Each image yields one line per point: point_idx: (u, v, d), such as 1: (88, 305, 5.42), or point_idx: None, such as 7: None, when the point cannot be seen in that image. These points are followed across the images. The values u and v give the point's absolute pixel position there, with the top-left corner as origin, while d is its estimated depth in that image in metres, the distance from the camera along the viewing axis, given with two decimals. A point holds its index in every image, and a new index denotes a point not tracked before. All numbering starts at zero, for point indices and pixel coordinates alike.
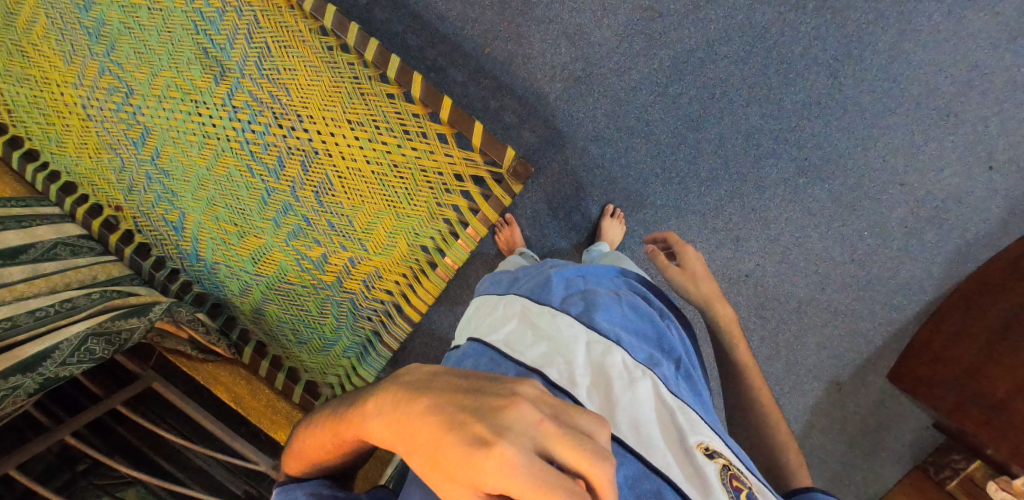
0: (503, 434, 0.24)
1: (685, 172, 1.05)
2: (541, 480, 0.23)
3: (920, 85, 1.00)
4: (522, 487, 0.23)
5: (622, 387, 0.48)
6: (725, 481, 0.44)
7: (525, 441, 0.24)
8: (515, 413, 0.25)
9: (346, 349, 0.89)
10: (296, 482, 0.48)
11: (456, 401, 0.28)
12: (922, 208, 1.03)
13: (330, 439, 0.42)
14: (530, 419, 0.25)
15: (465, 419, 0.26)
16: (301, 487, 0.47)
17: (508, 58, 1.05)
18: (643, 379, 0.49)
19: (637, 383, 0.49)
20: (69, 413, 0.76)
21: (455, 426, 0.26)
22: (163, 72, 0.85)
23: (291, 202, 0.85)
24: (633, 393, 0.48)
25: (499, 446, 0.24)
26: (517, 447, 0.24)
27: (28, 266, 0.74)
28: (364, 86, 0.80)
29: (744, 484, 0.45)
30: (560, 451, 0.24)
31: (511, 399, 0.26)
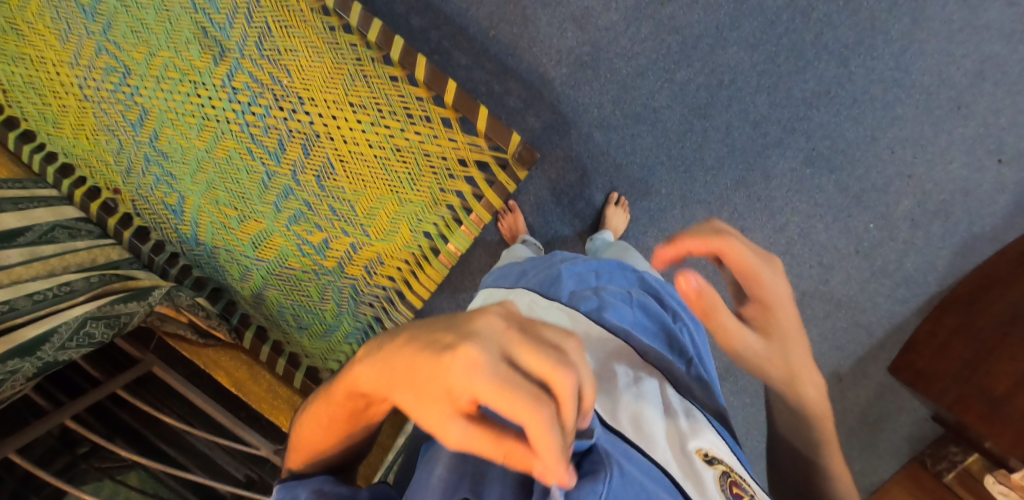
0: (468, 335, 0.22)
1: (691, 160, 1.03)
2: (505, 382, 0.21)
3: (933, 75, 0.98)
4: (484, 389, 0.21)
5: (629, 382, 0.47)
6: (725, 488, 0.40)
7: (493, 345, 0.22)
8: (483, 321, 0.23)
9: (347, 334, 0.89)
10: (297, 478, 0.47)
11: (429, 326, 0.26)
12: (929, 201, 1.02)
13: (323, 419, 0.40)
14: (499, 328, 0.23)
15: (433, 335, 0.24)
16: (302, 484, 0.46)
17: (513, 41, 1.03)
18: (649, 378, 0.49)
19: (643, 380, 0.48)
20: (69, 397, 0.76)
21: (422, 341, 0.24)
22: (161, 51, 0.83)
23: (292, 186, 0.84)
24: (638, 389, 0.46)
25: (463, 347, 0.22)
26: (483, 347, 0.22)
27: (26, 249, 0.72)
28: (367, 68, 0.78)
29: (747, 494, 0.41)
30: (526, 354, 0.22)
31: (481, 314, 0.24)
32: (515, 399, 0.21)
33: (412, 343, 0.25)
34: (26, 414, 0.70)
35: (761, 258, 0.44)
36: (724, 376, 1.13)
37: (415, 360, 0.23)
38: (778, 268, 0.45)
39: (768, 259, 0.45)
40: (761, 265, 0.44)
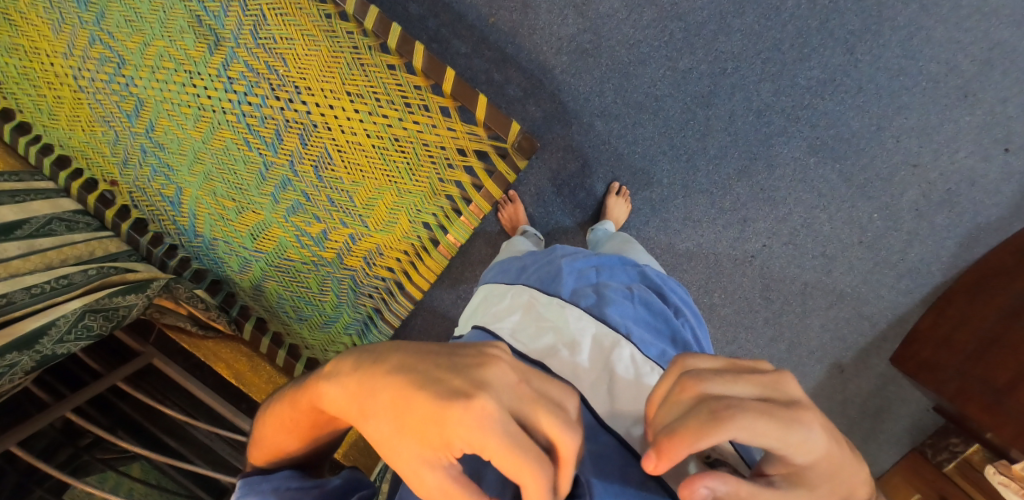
0: (483, 391, 0.27)
1: (693, 149, 1.02)
2: (513, 441, 0.26)
3: (940, 62, 0.96)
4: (494, 447, 0.26)
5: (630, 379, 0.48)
6: None
7: (505, 406, 0.27)
8: (494, 373, 0.29)
9: (347, 326, 0.89)
10: (262, 475, 0.50)
11: (434, 365, 0.31)
12: (934, 191, 1.00)
13: (291, 419, 0.42)
14: (510, 386, 0.29)
15: (443, 380, 0.29)
16: (268, 480, 0.49)
17: (513, 29, 1.01)
18: (651, 373, 0.50)
19: (644, 377, 0.49)
20: (70, 389, 0.76)
21: (432, 386, 0.28)
22: (156, 41, 0.82)
23: (290, 176, 0.83)
24: (639, 388, 0.48)
25: (478, 399, 0.27)
26: (497, 406, 0.27)
27: (24, 242, 0.72)
28: (364, 57, 0.77)
29: None
30: (534, 414, 0.28)
31: (491, 363, 0.30)
32: (520, 462, 0.26)
33: (417, 381, 0.29)
34: (28, 407, 0.70)
35: (782, 426, 0.28)
36: None
37: (423, 402, 0.28)
38: (807, 413, 0.29)
39: (785, 405, 0.29)
40: (783, 437, 0.28)
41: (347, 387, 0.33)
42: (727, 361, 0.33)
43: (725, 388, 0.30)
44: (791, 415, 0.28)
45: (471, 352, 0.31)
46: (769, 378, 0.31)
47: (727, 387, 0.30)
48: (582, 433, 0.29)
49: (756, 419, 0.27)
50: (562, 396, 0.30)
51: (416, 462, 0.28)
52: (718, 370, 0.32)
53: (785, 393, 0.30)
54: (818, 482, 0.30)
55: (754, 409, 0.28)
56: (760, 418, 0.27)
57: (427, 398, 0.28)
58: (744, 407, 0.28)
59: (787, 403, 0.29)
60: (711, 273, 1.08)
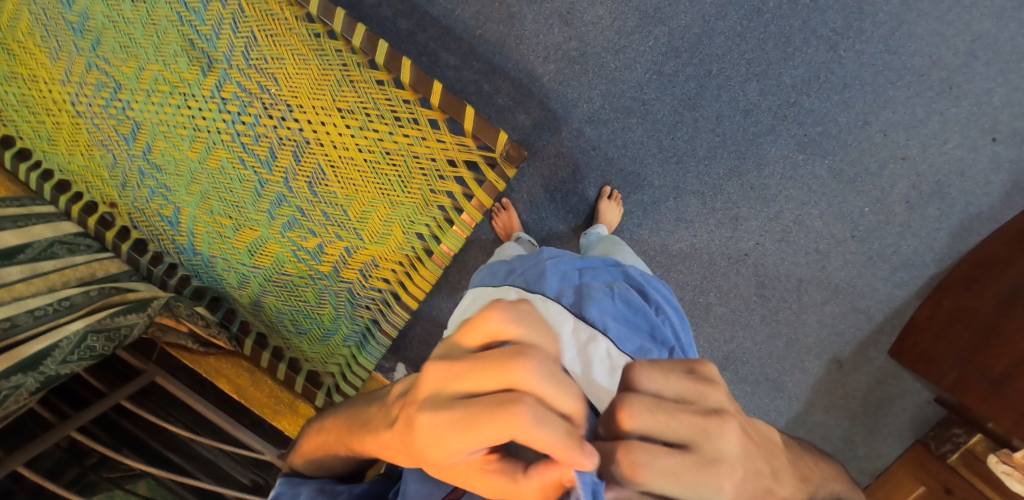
0: (432, 412, 0.29)
1: (683, 151, 1.03)
2: (470, 426, 0.26)
3: (922, 56, 0.97)
4: (467, 443, 0.27)
5: (604, 375, 0.48)
6: None
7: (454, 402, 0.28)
8: (433, 382, 0.30)
9: (345, 338, 0.90)
10: (301, 478, 0.55)
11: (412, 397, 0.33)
12: (924, 183, 1.01)
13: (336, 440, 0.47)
14: (449, 373, 0.29)
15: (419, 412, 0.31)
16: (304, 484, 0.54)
17: (500, 40, 1.03)
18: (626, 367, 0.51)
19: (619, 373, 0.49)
20: (75, 409, 0.77)
21: (411, 430, 0.31)
22: (150, 66, 0.84)
23: (285, 193, 0.85)
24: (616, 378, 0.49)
25: (432, 422, 0.29)
26: (448, 408, 0.28)
27: (26, 266, 0.74)
28: (353, 74, 0.78)
29: None
30: (472, 379, 0.28)
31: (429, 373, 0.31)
32: (489, 430, 0.25)
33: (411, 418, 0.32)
34: (34, 427, 0.71)
35: (692, 496, 0.25)
36: (724, 365, 1.13)
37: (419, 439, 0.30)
38: (725, 476, 0.26)
39: (711, 466, 0.25)
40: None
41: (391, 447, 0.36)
42: (686, 386, 0.28)
43: (655, 432, 0.25)
44: (711, 487, 0.25)
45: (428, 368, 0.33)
46: (713, 434, 0.26)
47: (658, 434, 0.25)
48: (525, 359, 0.26)
49: (669, 481, 0.24)
50: (490, 337, 0.28)
51: (473, 474, 0.30)
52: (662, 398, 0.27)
53: (720, 454, 0.26)
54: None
55: (672, 479, 0.24)
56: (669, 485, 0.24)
57: (416, 445, 0.31)
58: (661, 469, 0.24)
59: (716, 467, 0.26)
60: (706, 273, 1.09)
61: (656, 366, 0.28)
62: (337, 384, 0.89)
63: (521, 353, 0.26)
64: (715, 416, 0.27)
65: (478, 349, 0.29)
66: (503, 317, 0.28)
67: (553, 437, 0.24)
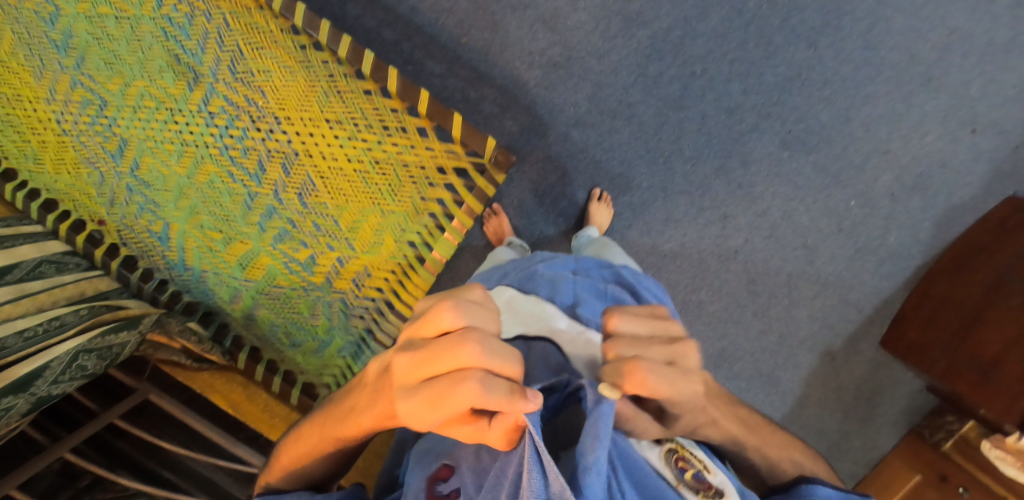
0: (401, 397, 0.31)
1: (669, 151, 1.04)
2: (429, 402, 0.28)
3: (900, 52, 0.99)
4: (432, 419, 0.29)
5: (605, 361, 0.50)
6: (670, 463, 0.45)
7: (414, 383, 0.30)
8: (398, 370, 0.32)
9: (339, 349, 0.90)
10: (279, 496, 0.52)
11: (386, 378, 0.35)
12: (906, 176, 1.03)
13: (314, 438, 0.48)
14: (405, 358, 0.31)
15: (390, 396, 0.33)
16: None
17: (485, 46, 1.04)
18: None
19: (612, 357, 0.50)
20: (67, 430, 0.77)
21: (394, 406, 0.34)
22: (136, 82, 0.84)
23: (275, 205, 0.84)
24: None
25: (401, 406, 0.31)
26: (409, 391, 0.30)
27: (14, 287, 0.72)
28: (340, 84, 0.79)
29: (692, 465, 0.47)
30: (426, 364, 0.29)
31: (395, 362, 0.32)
32: (444, 405, 0.27)
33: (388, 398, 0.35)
34: (24, 451, 0.71)
35: (679, 387, 0.35)
36: (718, 362, 1.14)
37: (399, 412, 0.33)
38: (692, 373, 0.37)
39: (682, 368, 0.37)
40: (677, 395, 0.36)
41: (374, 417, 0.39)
42: (659, 321, 0.38)
43: (643, 352, 0.35)
44: (687, 378, 0.36)
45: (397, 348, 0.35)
46: (683, 346, 0.37)
47: (649, 352, 0.35)
48: (467, 341, 0.27)
49: (666, 381, 0.34)
50: (440, 327, 0.29)
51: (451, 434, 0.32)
52: (642, 333, 0.37)
53: (688, 362, 0.37)
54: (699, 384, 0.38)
55: (667, 376, 0.34)
56: (667, 382, 0.34)
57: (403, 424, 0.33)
58: (660, 372, 0.34)
59: (686, 369, 0.37)
60: (697, 271, 1.10)
61: (631, 312, 0.37)
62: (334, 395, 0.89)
63: (465, 336, 0.28)
64: (681, 337, 0.38)
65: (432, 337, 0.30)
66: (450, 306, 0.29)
67: (500, 396, 0.26)
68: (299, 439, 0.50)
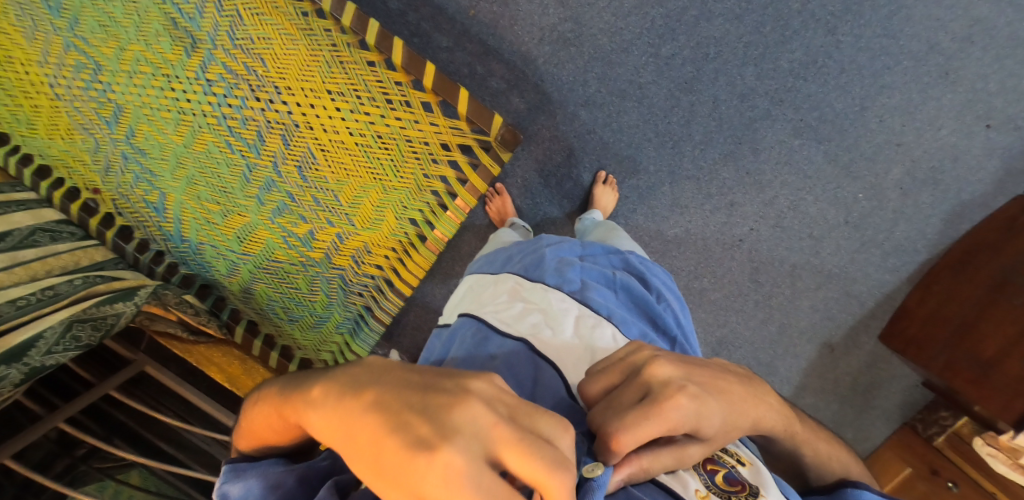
0: (359, 392, 0.28)
1: (678, 136, 1.02)
2: (390, 434, 0.24)
3: (920, 41, 0.96)
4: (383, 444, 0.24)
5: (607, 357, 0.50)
6: (698, 466, 0.44)
7: (496, 410, 0.25)
8: (373, 384, 0.28)
9: (338, 325, 0.89)
10: (248, 462, 0.45)
11: (417, 372, 0.29)
12: (917, 169, 1.01)
13: (275, 416, 0.38)
14: (396, 384, 0.28)
15: (419, 393, 0.26)
16: (254, 467, 0.44)
17: (494, 20, 1.00)
18: None
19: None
20: (63, 399, 0.76)
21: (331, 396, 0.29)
22: (132, 45, 0.81)
23: (274, 178, 0.83)
24: None
25: (356, 398, 0.27)
26: (486, 409, 0.25)
27: (7, 255, 0.71)
28: (343, 54, 0.76)
29: (721, 463, 0.45)
30: (416, 400, 0.26)
31: (384, 374, 0.29)
32: (407, 449, 0.23)
33: (402, 387, 0.27)
34: (21, 418, 0.70)
35: (657, 417, 0.34)
36: (717, 349, 1.14)
37: (406, 411, 0.25)
38: (674, 391, 0.36)
39: (661, 392, 0.36)
40: (664, 426, 0.35)
41: (325, 411, 0.29)
42: (619, 366, 0.40)
43: (619, 412, 0.36)
44: (662, 398, 0.35)
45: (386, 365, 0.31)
46: (644, 371, 0.37)
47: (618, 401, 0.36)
48: (477, 416, 0.24)
49: (636, 417, 0.34)
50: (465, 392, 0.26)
51: (389, 477, 0.23)
52: (614, 385, 0.39)
53: (660, 379, 0.37)
54: (694, 389, 0.37)
55: (636, 413, 0.35)
56: (640, 420, 0.34)
57: (323, 416, 0.29)
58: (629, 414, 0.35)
59: (662, 389, 0.36)
60: (701, 259, 1.09)
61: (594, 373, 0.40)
62: None
63: (479, 414, 0.24)
64: (645, 362, 0.38)
65: (434, 388, 0.27)
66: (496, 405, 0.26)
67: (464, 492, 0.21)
68: (261, 412, 0.41)
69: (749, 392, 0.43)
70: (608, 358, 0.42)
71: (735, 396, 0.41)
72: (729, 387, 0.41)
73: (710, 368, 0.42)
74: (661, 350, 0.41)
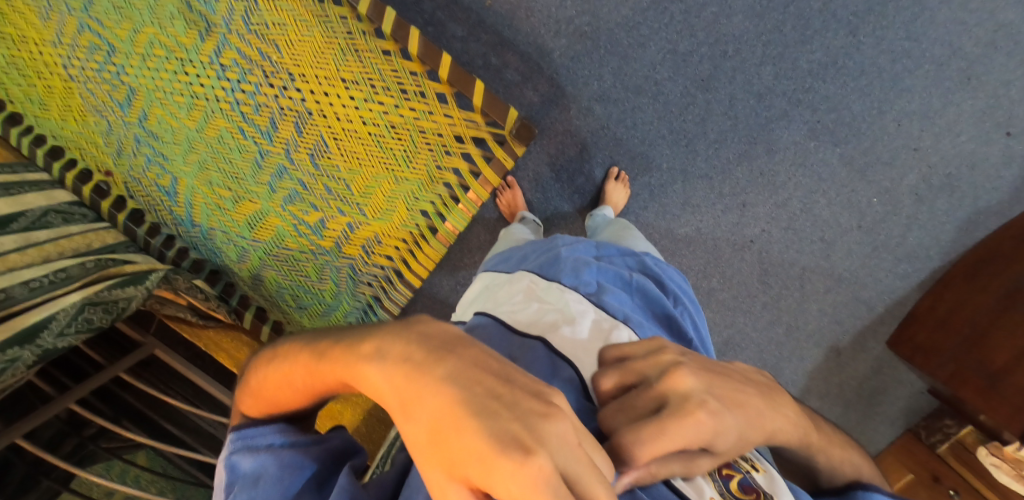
0: (436, 365, 0.29)
1: (693, 134, 1.01)
2: (467, 419, 0.25)
3: (943, 45, 0.95)
4: (461, 427, 0.25)
5: None
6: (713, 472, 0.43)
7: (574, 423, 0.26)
8: (446, 361, 0.29)
9: (346, 314, 0.89)
10: (258, 426, 0.45)
11: (494, 360, 0.30)
12: (934, 175, 1.00)
13: (299, 375, 0.38)
14: (472, 373, 0.28)
15: (507, 386, 0.27)
16: (263, 435, 0.45)
17: (510, 11, 0.99)
18: None
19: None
20: (74, 380, 0.77)
21: (400, 359, 0.30)
22: (146, 28, 0.80)
23: (286, 165, 0.82)
24: None
25: (433, 371, 0.28)
26: (569, 425, 0.26)
27: (20, 235, 0.71)
28: (358, 42, 0.75)
29: (736, 469, 0.45)
30: (498, 398, 0.26)
31: (455, 351, 0.30)
32: (485, 441, 0.24)
33: (485, 372, 0.28)
34: (33, 399, 0.71)
35: (671, 431, 0.34)
36: (723, 351, 1.13)
37: (489, 403, 0.26)
38: (692, 408, 0.35)
39: (676, 405, 0.35)
40: (679, 439, 0.34)
41: (395, 373, 0.29)
42: (635, 365, 0.40)
43: (629, 416, 0.36)
44: (678, 411, 0.35)
45: (456, 340, 0.31)
46: (664, 379, 0.37)
47: (629, 405, 0.37)
48: (560, 429, 0.25)
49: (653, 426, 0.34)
50: (543, 400, 0.27)
51: (457, 460, 0.25)
52: (625, 387, 0.39)
53: (676, 391, 0.36)
54: (711, 403, 0.36)
55: (653, 424, 0.34)
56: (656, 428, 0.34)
57: (385, 376, 0.30)
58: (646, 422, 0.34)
59: (678, 401, 0.35)
60: (710, 258, 1.08)
61: (607, 371, 0.41)
62: None
63: (561, 428, 0.25)
64: (664, 369, 0.38)
65: (511, 387, 0.27)
66: (571, 421, 0.26)
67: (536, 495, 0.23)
68: (286, 369, 0.39)
69: (768, 406, 0.43)
70: (624, 350, 0.43)
71: (750, 406, 0.40)
72: (746, 398, 0.41)
73: (729, 378, 0.41)
74: (683, 356, 0.40)
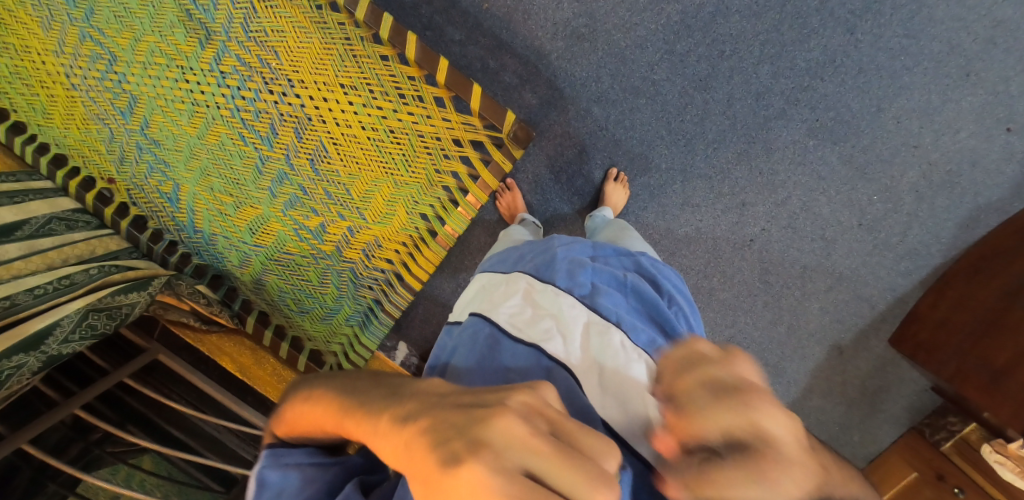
0: (402, 413, 0.29)
1: (691, 134, 1.01)
2: (425, 447, 0.26)
3: (942, 42, 0.94)
4: (420, 456, 0.26)
5: (615, 363, 0.49)
6: None
7: (531, 422, 0.26)
8: (411, 407, 0.30)
9: (348, 317, 0.90)
10: (287, 446, 0.46)
11: (467, 394, 0.30)
12: (934, 172, 1.00)
13: (322, 421, 0.38)
14: (438, 409, 0.28)
15: (467, 411, 0.27)
16: (291, 453, 0.45)
17: (508, 14, 1.00)
18: (638, 360, 0.50)
19: (632, 363, 0.49)
20: (79, 386, 0.77)
21: (379, 411, 0.31)
22: (147, 37, 0.81)
23: (286, 170, 0.83)
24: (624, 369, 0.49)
25: (401, 418, 0.29)
26: (520, 422, 0.25)
27: (24, 243, 0.72)
28: (356, 48, 0.76)
29: None
30: (453, 422, 0.27)
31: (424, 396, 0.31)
32: (435, 460, 0.25)
33: (449, 405, 0.28)
34: (38, 404, 0.71)
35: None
36: (724, 350, 1.14)
37: (445, 428, 0.26)
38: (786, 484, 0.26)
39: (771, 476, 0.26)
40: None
41: (381, 426, 0.30)
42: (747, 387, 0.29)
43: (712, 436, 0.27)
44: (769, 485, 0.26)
45: (432, 386, 0.32)
46: (770, 430, 0.27)
47: (717, 432, 0.27)
48: (504, 428, 0.25)
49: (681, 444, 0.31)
50: (496, 412, 0.26)
51: (425, 485, 0.25)
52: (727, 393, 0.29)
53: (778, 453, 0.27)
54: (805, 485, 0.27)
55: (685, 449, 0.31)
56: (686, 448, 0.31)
57: (372, 429, 0.31)
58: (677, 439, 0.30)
59: (778, 472, 0.26)
60: (710, 258, 1.08)
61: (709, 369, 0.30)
62: (339, 364, 0.88)
63: (507, 428, 0.25)
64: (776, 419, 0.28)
65: (471, 409, 0.27)
66: (524, 419, 0.26)
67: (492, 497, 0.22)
68: (308, 411, 0.40)
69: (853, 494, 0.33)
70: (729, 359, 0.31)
71: (826, 463, 0.36)
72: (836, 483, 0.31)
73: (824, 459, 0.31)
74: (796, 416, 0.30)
